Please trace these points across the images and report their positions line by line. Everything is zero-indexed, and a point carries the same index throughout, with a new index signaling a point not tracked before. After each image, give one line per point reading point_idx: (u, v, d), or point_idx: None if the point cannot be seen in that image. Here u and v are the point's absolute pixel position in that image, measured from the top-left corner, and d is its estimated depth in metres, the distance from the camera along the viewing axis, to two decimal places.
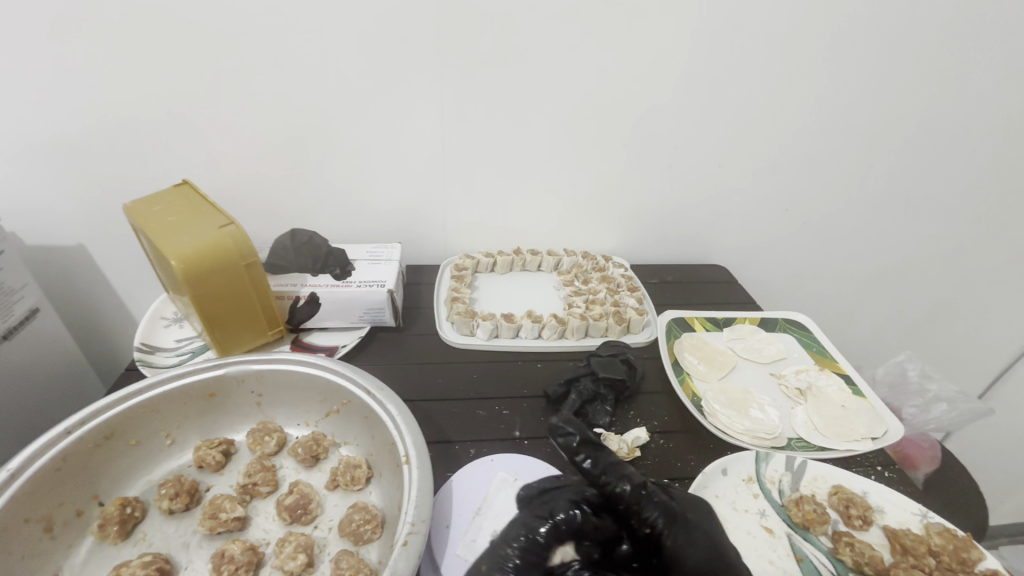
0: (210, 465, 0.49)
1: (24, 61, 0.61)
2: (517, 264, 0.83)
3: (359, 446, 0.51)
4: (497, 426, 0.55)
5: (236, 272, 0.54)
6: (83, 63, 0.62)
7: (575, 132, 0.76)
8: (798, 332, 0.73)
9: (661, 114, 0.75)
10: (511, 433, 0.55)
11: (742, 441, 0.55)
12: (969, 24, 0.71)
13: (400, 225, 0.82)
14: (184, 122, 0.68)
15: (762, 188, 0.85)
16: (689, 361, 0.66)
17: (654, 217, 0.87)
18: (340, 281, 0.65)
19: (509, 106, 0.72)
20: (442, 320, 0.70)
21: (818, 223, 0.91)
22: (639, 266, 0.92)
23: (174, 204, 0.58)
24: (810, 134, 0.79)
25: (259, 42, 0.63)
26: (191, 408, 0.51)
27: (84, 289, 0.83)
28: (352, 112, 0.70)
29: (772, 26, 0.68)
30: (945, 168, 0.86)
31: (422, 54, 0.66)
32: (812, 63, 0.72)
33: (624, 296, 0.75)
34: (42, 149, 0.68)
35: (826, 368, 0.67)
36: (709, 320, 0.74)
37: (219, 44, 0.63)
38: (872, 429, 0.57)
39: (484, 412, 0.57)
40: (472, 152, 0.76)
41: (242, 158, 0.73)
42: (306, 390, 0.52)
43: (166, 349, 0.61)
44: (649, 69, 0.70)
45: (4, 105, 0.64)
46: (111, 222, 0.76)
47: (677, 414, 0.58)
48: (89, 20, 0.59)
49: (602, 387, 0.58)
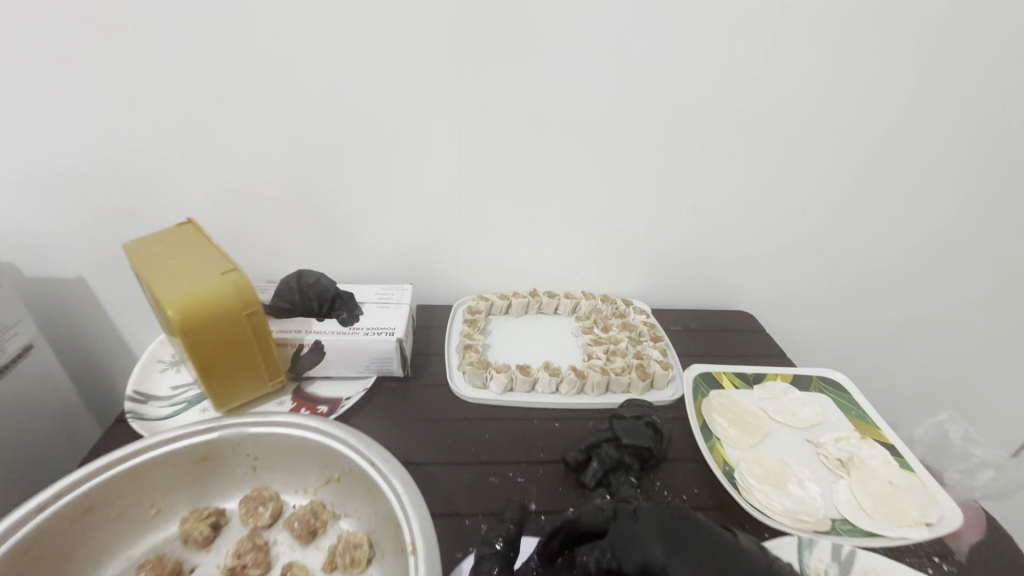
0: (195, 541, 0.45)
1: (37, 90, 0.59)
2: (533, 307, 0.78)
3: (359, 521, 0.46)
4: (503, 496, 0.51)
5: (234, 322, 0.50)
6: (97, 92, 0.60)
7: (597, 171, 0.73)
8: (835, 392, 0.67)
9: (688, 155, 0.72)
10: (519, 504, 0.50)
11: (782, 524, 0.50)
12: (1009, 67, 0.68)
13: (412, 262, 0.79)
14: (195, 154, 0.66)
15: (791, 231, 0.81)
16: (719, 424, 0.61)
17: (677, 259, 0.83)
18: (346, 327, 0.61)
19: (528, 144, 0.69)
20: (453, 370, 0.66)
21: (849, 269, 0.86)
22: (661, 310, 0.87)
23: (176, 245, 0.55)
24: (843, 177, 0.76)
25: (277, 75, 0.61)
26: (180, 475, 0.46)
27: (83, 322, 0.79)
28: (366, 146, 0.67)
29: (805, 67, 0.66)
30: (985, 213, 0.82)
31: (443, 89, 0.64)
32: (848, 105, 0.69)
33: (647, 347, 0.71)
34: (49, 178, 0.65)
35: (868, 436, 0.61)
36: (738, 375, 0.69)
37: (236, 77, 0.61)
38: (925, 512, 0.51)
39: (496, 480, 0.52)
40: (489, 189, 0.73)
41: (252, 191, 0.70)
42: (304, 455, 0.48)
43: (160, 399, 0.58)
44: (675, 110, 0.68)
45: (14, 134, 0.62)
46: (114, 254, 0.73)
47: (708, 488, 0.53)
48: (107, 50, 0.58)
49: (626, 456, 0.53)
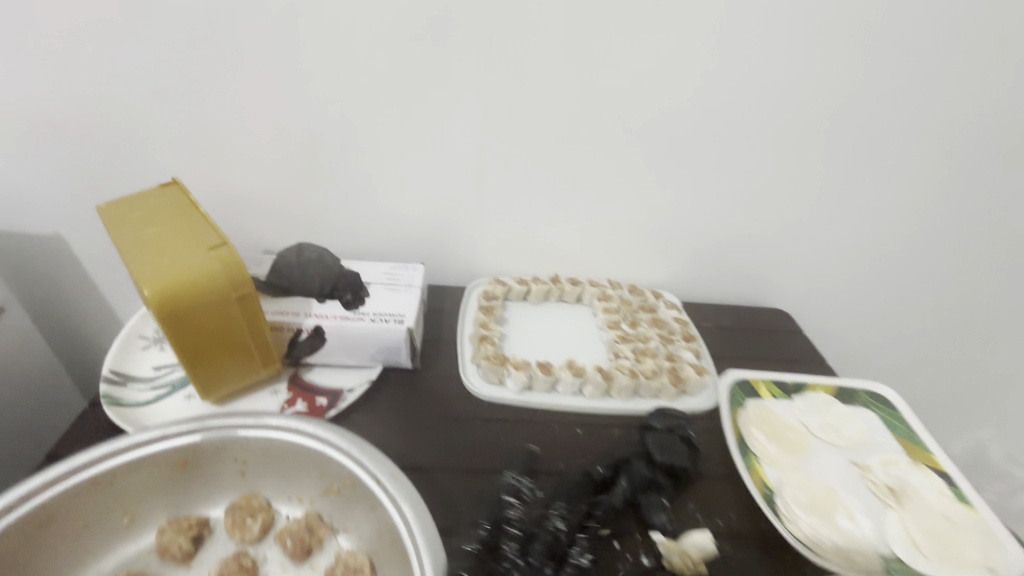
0: (175, 556, 0.38)
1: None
2: (554, 294, 0.71)
3: (361, 537, 0.41)
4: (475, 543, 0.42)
5: (224, 305, 0.44)
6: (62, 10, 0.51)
7: (641, 148, 0.63)
8: (882, 408, 0.61)
9: (745, 134, 0.63)
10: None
11: (830, 560, 0.44)
12: None
13: (424, 237, 0.70)
14: (181, 97, 0.56)
15: (848, 227, 0.72)
16: (757, 440, 0.55)
17: (720, 252, 0.74)
18: (351, 311, 0.55)
19: (566, 112, 0.60)
20: (467, 363, 0.60)
21: (894, 262, 0.76)
22: (690, 304, 0.79)
23: (155, 212, 0.47)
24: (928, 161, 0.66)
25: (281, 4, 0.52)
26: (157, 479, 0.39)
27: (59, 287, 0.70)
28: (381, 104, 0.58)
29: (887, 41, 0.57)
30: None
31: (477, 41, 0.55)
32: (949, 76, 0.60)
33: (679, 348, 0.64)
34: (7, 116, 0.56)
35: (919, 460, 0.55)
36: (777, 385, 0.62)
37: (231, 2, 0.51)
38: (988, 556, 0.46)
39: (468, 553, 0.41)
40: (519, 159, 0.63)
41: (246, 147, 0.60)
42: (299, 463, 0.41)
43: (140, 380, 0.52)
44: (736, 82, 0.59)
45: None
46: (92, 212, 0.64)
47: (746, 513, 0.48)
48: None
49: (659, 474, 0.48)
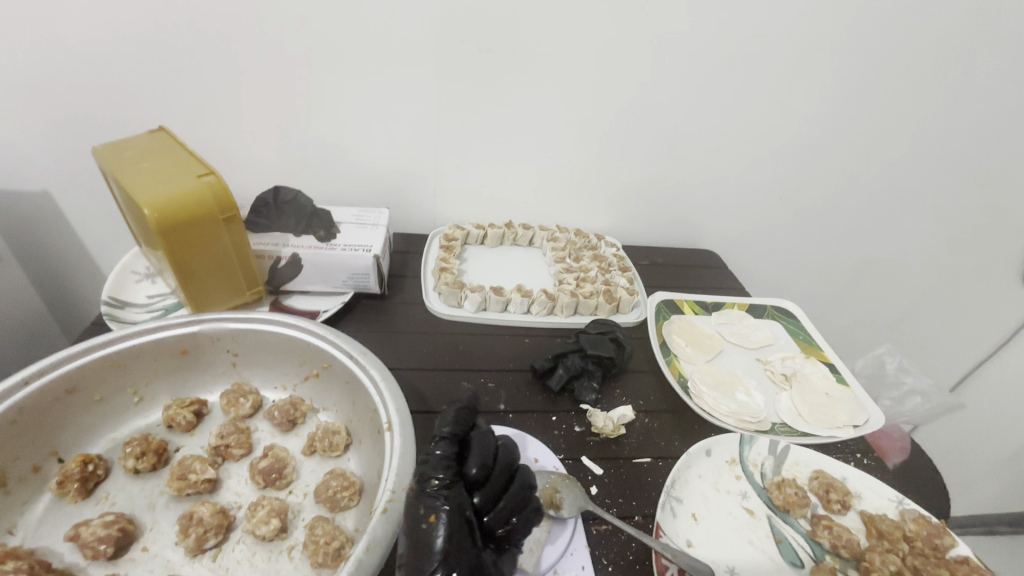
0: (180, 425, 0.45)
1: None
2: (509, 237, 0.80)
3: (338, 412, 0.48)
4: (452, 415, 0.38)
5: (213, 225, 0.51)
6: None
7: (580, 106, 0.72)
8: (785, 319, 0.72)
9: (670, 92, 0.71)
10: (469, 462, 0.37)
11: (726, 423, 0.55)
12: (975, 23, 0.70)
13: (388, 186, 0.77)
14: (152, 56, 0.61)
15: (762, 174, 0.82)
16: (677, 343, 0.65)
17: (654, 199, 0.84)
18: (324, 243, 0.62)
19: (512, 72, 0.68)
20: (429, 291, 0.68)
21: (802, 205, 0.87)
22: (630, 246, 0.89)
23: (147, 151, 0.54)
24: (827, 114, 0.76)
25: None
26: (160, 364, 0.46)
27: (49, 239, 0.76)
28: (343, 65, 0.64)
29: (785, 7, 0.65)
30: (957, 158, 0.84)
31: (427, 7, 0.61)
32: (842, 37, 0.69)
33: (615, 276, 0.74)
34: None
35: (811, 356, 0.66)
36: (698, 304, 0.72)
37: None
38: (854, 417, 0.57)
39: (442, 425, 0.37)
40: (471, 113, 0.71)
41: (219, 104, 0.66)
42: (284, 351, 0.49)
43: (136, 305, 0.58)
44: (660, 44, 0.67)
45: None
46: (78, 168, 0.69)
47: (664, 394, 0.58)
48: None
49: (590, 364, 0.57)
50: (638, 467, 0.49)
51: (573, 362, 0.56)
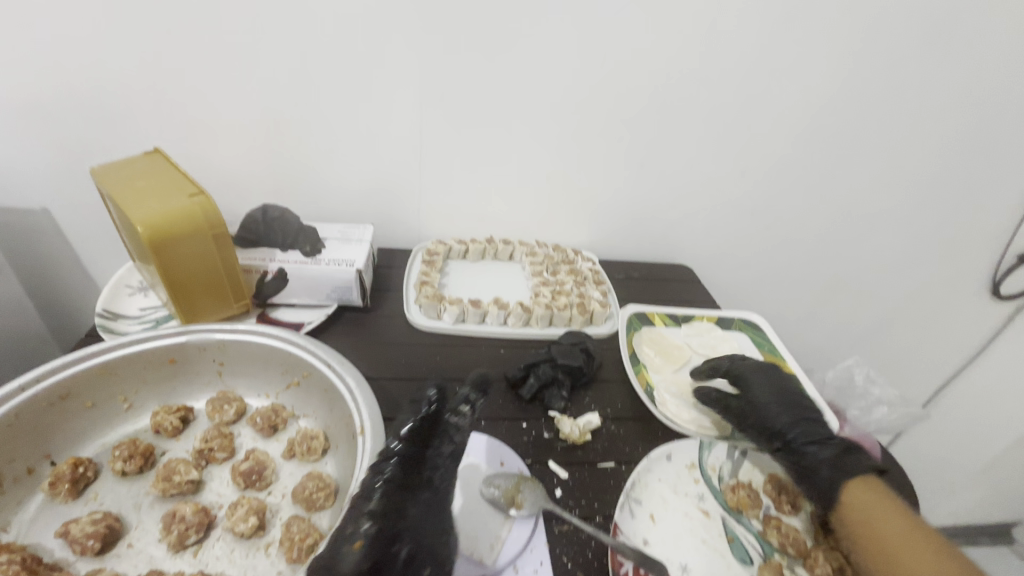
0: (166, 430, 0.47)
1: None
2: (489, 252, 0.84)
3: (318, 419, 0.51)
4: (413, 435, 0.42)
5: (202, 241, 0.54)
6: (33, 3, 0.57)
7: (555, 129, 0.76)
8: (753, 331, 0.75)
9: (640, 115, 0.75)
10: (420, 489, 0.39)
11: (687, 429, 0.58)
12: (924, 52, 0.74)
13: (374, 204, 0.81)
14: (151, 82, 0.65)
15: (732, 192, 0.86)
16: (646, 353, 0.68)
17: (629, 216, 0.88)
18: (309, 258, 0.65)
19: (489, 97, 0.72)
20: (410, 303, 0.71)
21: (772, 222, 0.91)
22: (608, 261, 0.92)
23: (142, 171, 0.57)
24: (789, 136, 0.80)
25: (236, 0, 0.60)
26: (149, 373, 0.49)
27: (47, 254, 0.79)
28: (329, 90, 0.68)
29: (744, 38, 0.70)
30: (918, 177, 0.88)
31: (408, 38, 0.65)
32: (801, 66, 0.73)
33: (590, 289, 0.77)
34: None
35: (775, 366, 0.70)
36: (669, 316, 0.76)
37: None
38: None
39: (400, 446, 0.41)
40: (451, 136, 0.75)
41: (212, 127, 0.70)
42: (268, 360, 0.52)
43: (128, 317, 0.61)
44: (628, 72, 0.71)
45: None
46: (76, 187, 0.72)
47: (631, 402, 0.61)
48: None
49: (560, 373, 0.59)
50: (602, 471, 0.52)
51: (544, 372, 0.59)
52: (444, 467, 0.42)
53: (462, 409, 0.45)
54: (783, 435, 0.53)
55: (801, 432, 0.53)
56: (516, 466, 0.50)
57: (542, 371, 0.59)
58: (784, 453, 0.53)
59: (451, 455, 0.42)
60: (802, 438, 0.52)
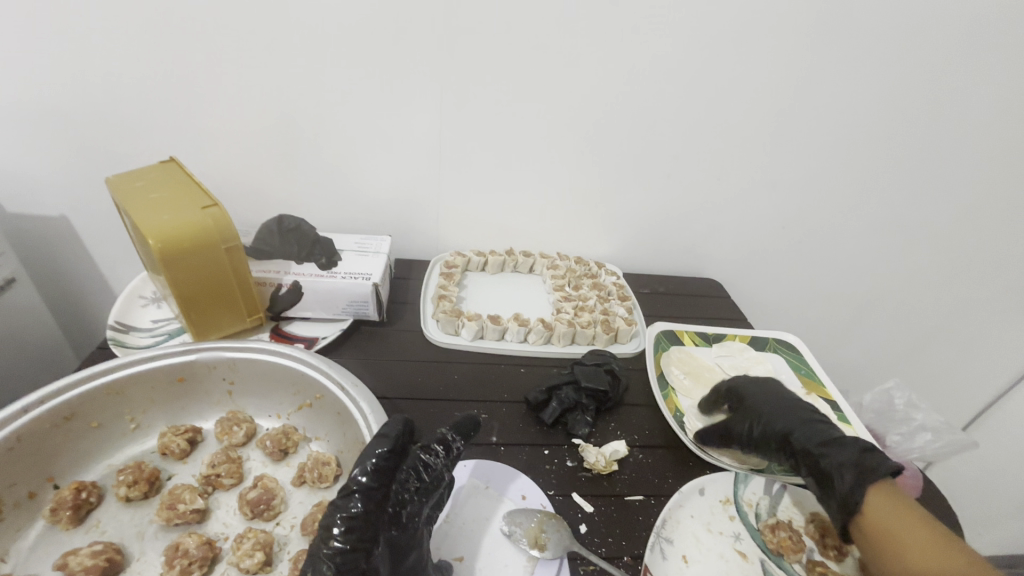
0: (173, 453, 0.46)
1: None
2: (509, 264, 0.81)
3: (330, 443, 0.49)
4: (382, 474, 0.34)
5: (215, 255, 0.52)
6: (53, 9, 0.57)
7: (579, 138, 0.73)
8: (788, 353, 0.71)
9: (669, 124, 0.72)
10: (383, 532, 0.34)
11: (721, 461, 0.54)
12: (977, 58, 0.69)
13: (392, 214, 0.79)
14: (169, 90, 0.64)
15: (764, 204, 0.82)
16: (675, 375, 0.64)
17: (655, 228, 0.84)
18: (325, 271, 0.63)
19: (512, 105, 0.69)
20: (427, 318, 0.69)
21: (806, 235, 0.87)
22: (632, 274, 0.89)
23: (157, 182, 0.56)
24: (828, 145, 0.76)
25: (252, 5, 0.59)
26: (158, 392, 0.47)
27: (65, 261, 0.78)
28: (348, 98, 0.67)
29: (783, 43, 0.66)
30: (965, 189, 0.83)
31: (430, 45, 0.63)
32: (843, 72, 0.69)
33: (614, 305, 0.74)
34: (8, 106, 0.62)
35: (813, 392, 0.65)
36: (699, 334, 0.72)
37: (208, 4, 0.58)
38: None
39: (366, 481, 0.33)
40: (472, 145, 0.72)
41: (230, 135, 0.68)
42: (279, 380, 0.50)
43: (141, 329, 0.60)
44: (657, 79, 0.68)
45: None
46: (94, 194, 0.72)
47: (659, 429, 0.57)
48: None
49: (584, 397, 0.56)
50: (630, 505, 0.48)
51: (567, 395, 0.56)
52: (409, 503, 0.36)
53: (434, 447, 0.40)
54: (810, 453, 0.49)
55: (836, 458, 0.47)
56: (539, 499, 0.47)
57: (565, 394, 0.56)
58: (813, 479, 0.49)
59: (416, 491, 0.37)
60: (838, 467, 0.46)
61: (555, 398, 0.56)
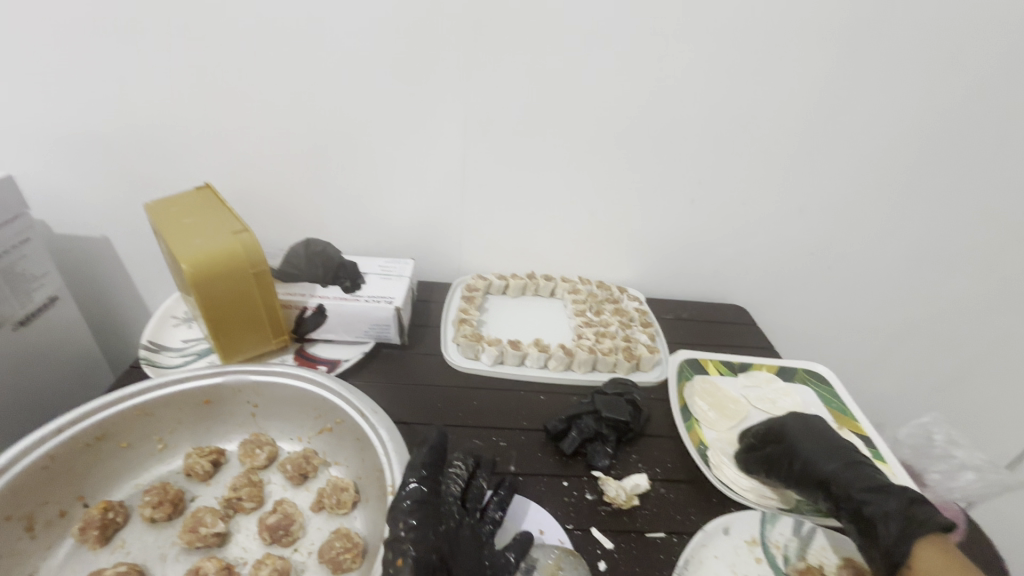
0: (197, 475, 0.46)
1: (50, 40, 0.60)
2: (530, 288, 0.82)
3: (349, 468, 0.49)
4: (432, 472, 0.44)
5: (243, 279, 0.54)
6: (106, 45, 0.61)
7: (602, 163, 0.73)
8: (818, 384, 0.69)
9: (693, 150, 0.72)
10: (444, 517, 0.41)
11: (746, 499, 0.52)
12: (1014, 82, 0.67)
13: (416, 238, 0.80)
14: (208, 119, 0.67)
15: (792, 230, 0.81)
16: (699, 406, 0.63)
17: (678, 253, 0.83)
18: (349, 294, 0.64)
19: (535, 132, 0.70)
20: (448, 342, 0.69)
21: (835, 261, 0.85)
22: (655, 299, 0.88)
23: (193, 207, 0.58)
24: (857, 171, 0.75)
25: (289, 38, 0.62)
26: (185, 413, 0.49)
27: (104, 280, 0.82)
28: (376, 126, 0.69)
29: (808, 70, 0.66)
30: (1005, 215, 0.80)
31: (455, 74, 0.65)
32: (871, 98, 0.68)
33: (637, 332, 0.73)
34: (60, 135, 0.66)
35: (844, 426, 0.63)
36: (723, 363, 0.70)
37: (248, 38, 0.61)
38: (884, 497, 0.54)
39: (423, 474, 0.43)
40: (495, 170, 0.73)
41: (263, 162, 0.71)
42: (302, 404, 0.50)
43: (172, 349, 0.62)
44: (680, 105, 0.68)
45: (27, 87, 0.63)
46: (134, 217, 0.75)
47: (682, 463, 0.55)
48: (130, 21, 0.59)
49: (604, 427, 0.55)
50: (651, 542, 0.47)
51: (586, 425, 0.55)
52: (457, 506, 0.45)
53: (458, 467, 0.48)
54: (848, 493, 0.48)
55: (883, 505, 0.46)
56: (556, 535, 0.46)
57: (585, 424, 0.55)
58: (853, 525, 0.47)
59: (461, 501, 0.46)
60: (885, 515, 0.46)
61: (574, 428, 0.55)
